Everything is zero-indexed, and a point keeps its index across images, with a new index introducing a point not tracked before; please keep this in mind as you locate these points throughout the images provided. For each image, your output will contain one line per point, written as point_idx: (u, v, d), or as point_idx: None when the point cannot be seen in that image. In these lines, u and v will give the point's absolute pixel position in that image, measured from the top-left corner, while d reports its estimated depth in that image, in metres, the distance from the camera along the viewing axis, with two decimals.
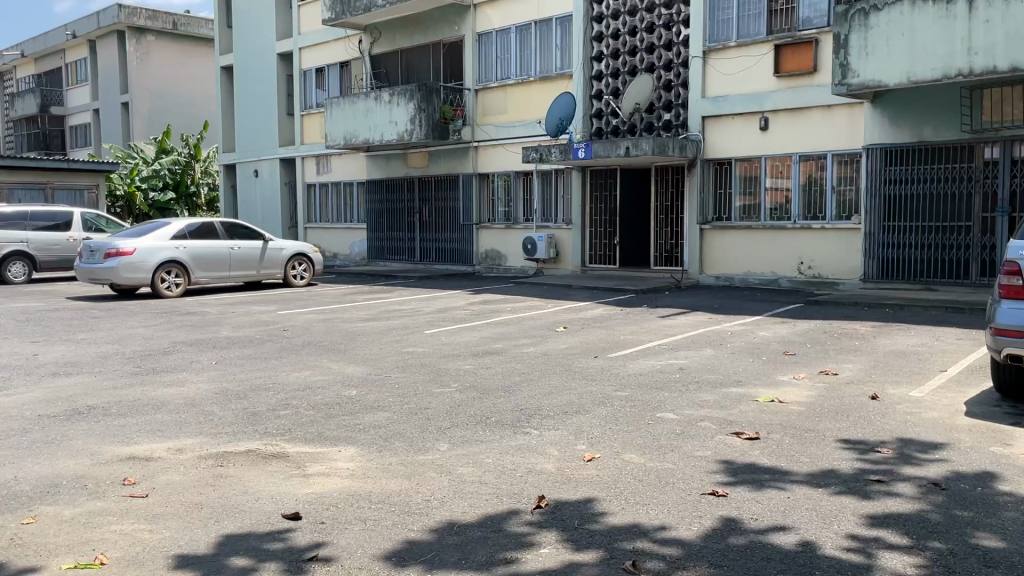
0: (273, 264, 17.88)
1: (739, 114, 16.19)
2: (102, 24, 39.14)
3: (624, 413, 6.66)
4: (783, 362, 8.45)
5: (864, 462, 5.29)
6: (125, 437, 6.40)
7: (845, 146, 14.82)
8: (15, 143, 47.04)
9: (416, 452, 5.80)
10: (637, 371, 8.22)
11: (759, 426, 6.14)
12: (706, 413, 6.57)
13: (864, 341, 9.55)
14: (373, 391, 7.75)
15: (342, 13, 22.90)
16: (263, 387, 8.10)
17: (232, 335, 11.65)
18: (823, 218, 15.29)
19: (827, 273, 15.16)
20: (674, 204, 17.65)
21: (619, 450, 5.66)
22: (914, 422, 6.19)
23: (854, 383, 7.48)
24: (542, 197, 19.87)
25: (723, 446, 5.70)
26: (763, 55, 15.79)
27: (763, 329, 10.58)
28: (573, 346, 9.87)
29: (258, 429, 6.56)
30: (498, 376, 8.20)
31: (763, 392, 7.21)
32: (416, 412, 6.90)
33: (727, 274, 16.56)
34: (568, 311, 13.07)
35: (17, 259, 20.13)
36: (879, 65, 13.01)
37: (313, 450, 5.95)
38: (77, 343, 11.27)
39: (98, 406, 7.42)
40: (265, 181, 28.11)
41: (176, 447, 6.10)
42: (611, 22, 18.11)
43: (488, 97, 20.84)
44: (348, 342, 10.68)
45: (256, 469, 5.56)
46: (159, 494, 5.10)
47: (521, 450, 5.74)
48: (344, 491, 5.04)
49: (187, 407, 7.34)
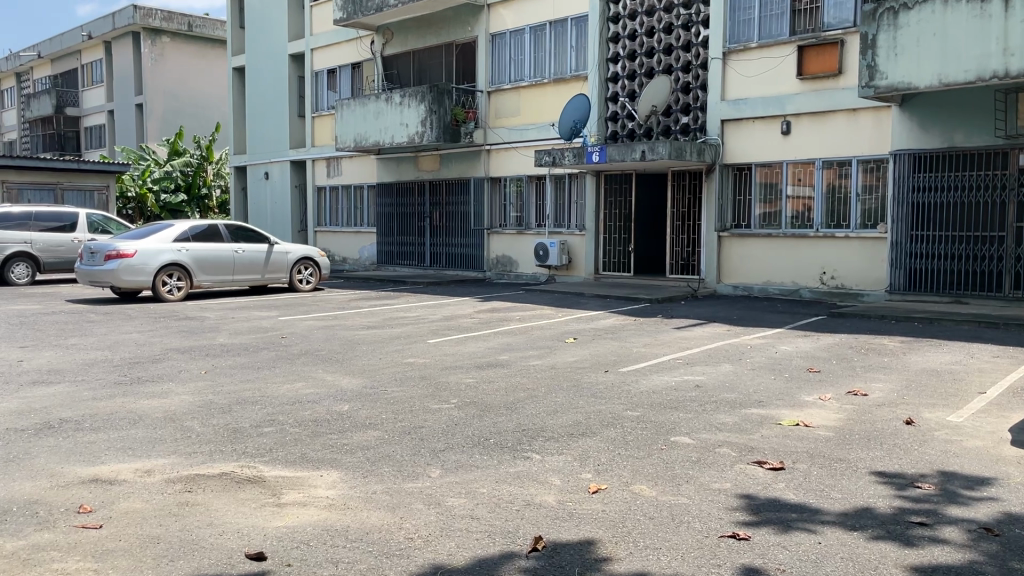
0: (278, 268, 17.39)
1: (759, 118, 15.62)
2: (117, 25, 38.99)
3: (635, 436, 6.10)
4: (808, 380, 7.87)
5: (904, 499, 4.70)
6: (91, 456, 5.89)
7: (871, 151, 14.21)
8: (30, 144, 47.01)
9: (404, 478, 5.27)
10: (650, 388, 7.65)
11: (784, 454, 5.57)
12: (726, 437, 6.00)
13: (893, 358, 8.97)
14: (365, 406, 7.23)
15: (354, 14, 22.53)
16: (249, 401, 7.57)
17: (228, 342, 11.15)
18: (847, 226, 14.68)
19: (850, 283, 14.53)
20: (691, 210, 17.10)
21: (629, 481, 5.11)
22: (955, 452, 5.60)
23: (886, 405, 6.89)
24: (555, 203, 19.33)
25: (744, 478, 5.13)
26: (785, 56, 15.20)
27: (784, 343, 10.00)
28: (582, 358, 9.33)
29: (236, 449, 6.04)
30: (501, 392, 7.66)
31: (787, 414, 6.63)
32: (409, 432, 6.36)
33: (745, 284, 15.95)
34: (579, 321, 12.51)
35: (20, 260, 19.76)
36: (909, 66, 12.42)
37: (292, 475, 5.42)
38: (66, 348, 10.81)
39: (71, 420, 6.92)
40: (275, 183, 27.71)
41: (144, 468, 5.59)
42: (627, 22, 17.58)
43: (501, 100, 20.36)
44: (347, 352, 10.17)
45: (226, 496, 5.04)
46: (115, 525, 4.59)
47: (520, 479, 5.19)
48: (318, 526, 4.51)
49: (166, 422, 6.83)
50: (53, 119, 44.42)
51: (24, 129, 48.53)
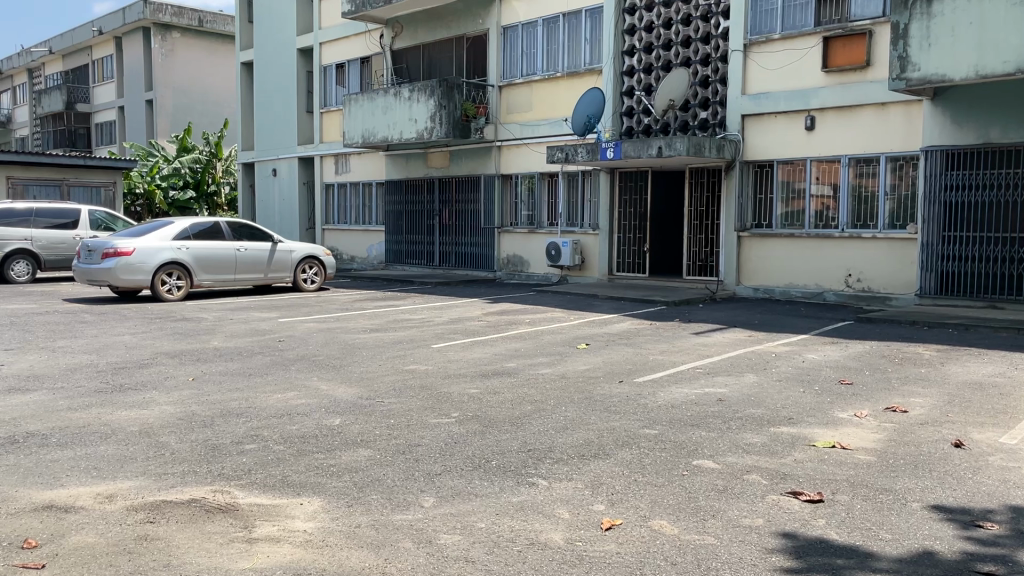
0: (281, 267, 16.83)
1: (782, 112, 14.95)
2: (127, 20, 38.50)
3: (653, 459, 5.49)
4: (841, 394, 7.22)
5: (968, 542, 4.08)
6: (51, 478, 5.31)
7: (901, 148, 13.51)
8: (42, 142, 46.75)
9: (393, 509, 4.67)
10: (669, 402, 7.02)
11: (822, 484, 4.93)
12: (755, 462, 5.37)
13: (931, 368, 8.32)
14: (359, 421, 6.63)
15: (363, 5, 22.08)
16: (234, 413, 6.99)
17: (223, 346, 10.58)
18: (873, 226, 14.00)
19: (878, 286, 13.85)
20: (709, 209, 16.44)
21: (648, 515, 4.50)
22: (1017, 482, 4.95)
23: (930, 424, 6.25)
24: (568, 201, 18.73)
25: (778, 513, 4.51)
26: (810, 47, 14.54)
27: (811, 351, 9.35)
28: (595, 366, 8.72)
29: (211, 470, 5.45)
30: (507, 405, 7.05)
31: (821, 434, 6.00)
32: (402, 452, 5.76)
33: (766, 286, 15.30)
34: (592, 325, 11.89)
35: (20, 258, 19.26)
36: (943, 56, 11.75)
37: (269, 502, 4.83)
38: (53, 351, 10.27)
39: (39, 434, 6.35)
40: (283, 180, 27.21)
41: (105, 493, 5.01)
42: (644, 13, 16.92)
43: (513, 95, 19.76)
44: (345, 358, 9.59)
45: (192, 530, 4.45)
46: (59, 566, 4.00)
47: (524, 510, 4.60)
48: (289, 570, 3.92)
49: (141, 437, 6.26)
50: (65, 116, 44.20)
51: (36, 125, 48.11)
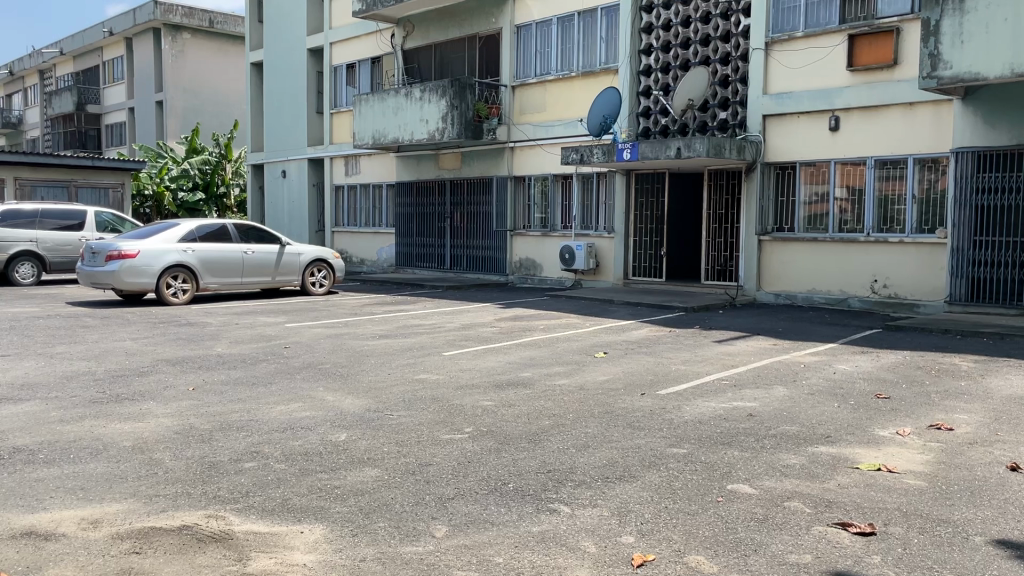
0: (289, 270, 16.43)
1: (805, 112, 14.50)
2: (138, 21, 38.29)
3: (684, 482, 5.05)
4: (879, 410, 6.78)
5: None
6: (33, 500, 4.92)
7: (930, 148, 13.04)
8: (52, 142, 46.57)
9: (400, 540, 4.26)
10: (696, 417, 6.59)
11: (872, 514, 4.49)
12: (794, 486, 4.95)
13: (971, 382, 7.85)
14: (366, 437, 6.22)
15: (374, 4, 21.69)
16: (234, 427, 6.58)
17: (226, 352, 10.18)
18: (900, 230, 13.52)
19: (904, 292, 13.37)
20: (729, 212, 16.02)
21: (683, 549, 4.07)
22: None
23: (979, 444, 5.80)
24: (582, 204, 18.29)
25: (826, 547, 4.08)
26: (834, 46, 14.09)
27: (842, 361, 8.90)
28: (615, 377, 8.29)
29: (205, 492, 5.05)
30: (523, 419, 6.62)
31: (864, 455, 5.56)
32: (412, 472, 5.34)
33: (788, 291, 14.84)
34: (609, 332, 11.46)
35: (24, 259, 18.93)
36: (977, 54, 11.28)
37: (267, 531, 4.43)
38: (50, 357, 9.90)
39: (25, 449, 5.96)
40: (293, 181, 26.84)
41: (90, 518, 4.62)
42: (662, 11, 16.52)
43: (526, 95, 19.35)
44: (353, 366, 9.18)
45: (180, 562, 4.05)
46: None
47: (545, 542, 4.19)
48: None
49: (134, 454, 5.86)
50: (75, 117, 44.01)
51: (47, 126, 47.96)
